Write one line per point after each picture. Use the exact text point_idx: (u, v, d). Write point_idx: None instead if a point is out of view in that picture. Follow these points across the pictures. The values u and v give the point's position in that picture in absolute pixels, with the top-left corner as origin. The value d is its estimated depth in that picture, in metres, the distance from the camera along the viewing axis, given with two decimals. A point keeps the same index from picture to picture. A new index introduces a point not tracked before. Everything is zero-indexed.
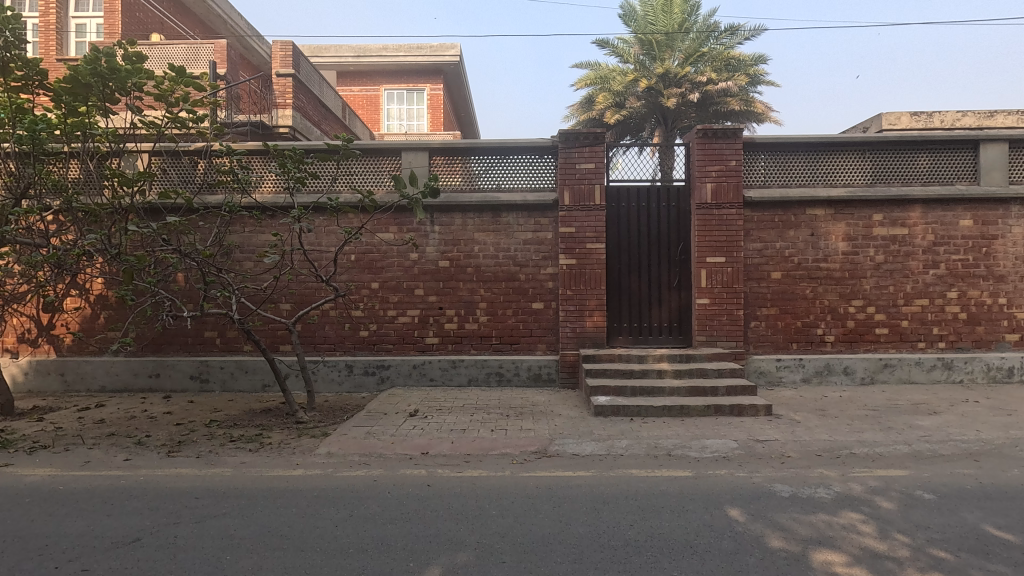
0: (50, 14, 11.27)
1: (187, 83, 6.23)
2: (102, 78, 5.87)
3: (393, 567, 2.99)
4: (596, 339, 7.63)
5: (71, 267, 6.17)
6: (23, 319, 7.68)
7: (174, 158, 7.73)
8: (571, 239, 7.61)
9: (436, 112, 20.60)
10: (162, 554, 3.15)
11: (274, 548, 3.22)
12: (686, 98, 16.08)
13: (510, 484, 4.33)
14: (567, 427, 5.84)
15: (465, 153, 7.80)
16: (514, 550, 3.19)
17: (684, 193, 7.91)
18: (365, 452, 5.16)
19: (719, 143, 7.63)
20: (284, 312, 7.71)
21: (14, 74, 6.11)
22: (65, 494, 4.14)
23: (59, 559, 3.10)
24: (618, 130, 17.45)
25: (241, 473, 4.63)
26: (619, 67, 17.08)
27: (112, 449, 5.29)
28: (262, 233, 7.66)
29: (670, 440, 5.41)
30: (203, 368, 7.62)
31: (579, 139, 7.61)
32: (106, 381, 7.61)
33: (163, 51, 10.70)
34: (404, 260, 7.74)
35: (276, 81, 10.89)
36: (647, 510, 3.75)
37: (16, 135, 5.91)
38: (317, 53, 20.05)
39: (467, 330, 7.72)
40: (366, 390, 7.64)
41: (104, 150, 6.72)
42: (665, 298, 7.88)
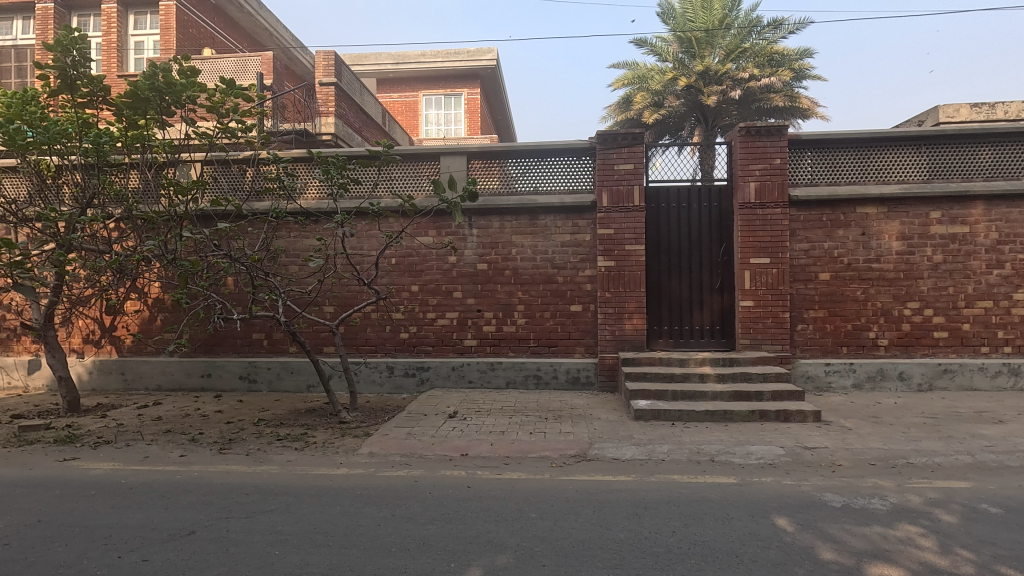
0: (112, 33, 12.02)
1: (236, 94, 6.47)
2: (160, 92, 6.16)
3: (433, 566, 3.03)
4: (636, 342, 7.51)
5: (131, 272, 6.51)
6: (88, 321, 8.14)
7: (225, 166, 8.06)
8: (609, 241, 7.54)
9: (473, 116, 20.88)
10: (216, 547, 3.28)
11: (318, 544, 3.31)
12: (727, 95, 15.71)
13: (548, 487, 4.32)
14: (606, 431, 5.79)
15: (503, 156, 7.83)
16: (554, 554, 3.18)
17: (726, 192, 7.74)
18: (405, 453, 5.24)
19: (763, 141, 7.42)
20: (328, 314, 7.93)
21: (81, 90, 6.49)
22: (125, 488, 4.35)
23: (121, 550, 3.26)
24: (657, 130, 17.24)
25: (288, 471, 4.79)
26: (657, 66, 16.85)
27: (169, 445, 5.55)
28: (306, 238, 7.93)
29: (712, 445, 5.29)
30: (251, 369, 7.90)
31: (618, 140, 7.53)
32: (162, 380, 7.99)
33: (213, 65, 11.20)
34: (442, 263, 7.83)
35: (320, 90, 11.22)
36: (690, 517, 3.68)
37: (83, 148, 6.28)
38: (358, 62, 20.52)
39: (505, 333, 7.75)
40: (405, 391, 7.76)
41: (161, 161, 7.10)
42: (708, 300, 7.72)
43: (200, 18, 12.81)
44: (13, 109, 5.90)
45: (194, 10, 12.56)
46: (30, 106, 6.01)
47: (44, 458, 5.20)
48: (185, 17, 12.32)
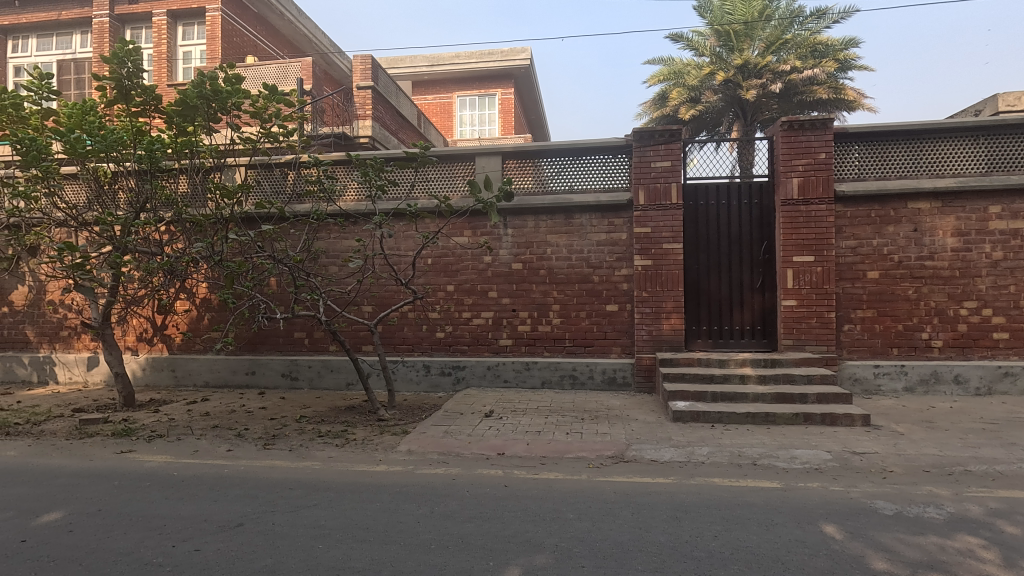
0: (162, 44, 12.57)
1: (279, 100, 6.66)
2: (207, 100, 6.38)
3: (473, 564, 3.05)
4: (674, 343, 7.38)
5: (182, 273, 6.78)
6: (141, 320, 8.52)
7: (267, 170, 8.31)
8: (646, 240, 7.43)
9: (507, 116, 20.93)
10: (263, 539, 3.39)
11: (360, 540, 3.38)
12: (767, 89, 15.29)
13: (585, 488, 4.30)
14: (643, 432, 5.72)
15: (538, 155, 7.82)
16: (594, 555, 3.15)
17: (768, 189, 7.53)
18: (443, 451, 5.30)
19: (807, 135, 7.19)
20: (366, 313, 8.08)
21: (135, 99, 6.78)
22: (177, 481, 4.55)
23: (176, 538, 3.41)
24: (693, 126, 16.93)
25: (330, 467, 4.89)
26: (694, 61, 16.52)
27: (216, 440, 5.76)
28: (346, 239, 8.10)
29: (755, 448, 5.15)
30: (293, 367, 8.12)
31: (654, 137, 7.42)
32: (210, 377, 8.29)
33: (256, 72, 11.55)
34: (478, 263, 7.88)
35: (357, 94, 11.45)
36: (733, 522, 3.60)
37: (136, 155, 6.57)
38: (394, 65, 20.84)
39: (540, 332, 7.74)
40: (442, 390, 7.83)
41: (208, 166, 7.36)
42: (748, 300, 7.53)
43: (244, 27, 13.25)
44: (73, 118, 6.22)
45: (238, 19, 12.99)
46: (89, 115, 6.31)
47: (103, 450, 5.48)
48: (230, 27, 12.75)
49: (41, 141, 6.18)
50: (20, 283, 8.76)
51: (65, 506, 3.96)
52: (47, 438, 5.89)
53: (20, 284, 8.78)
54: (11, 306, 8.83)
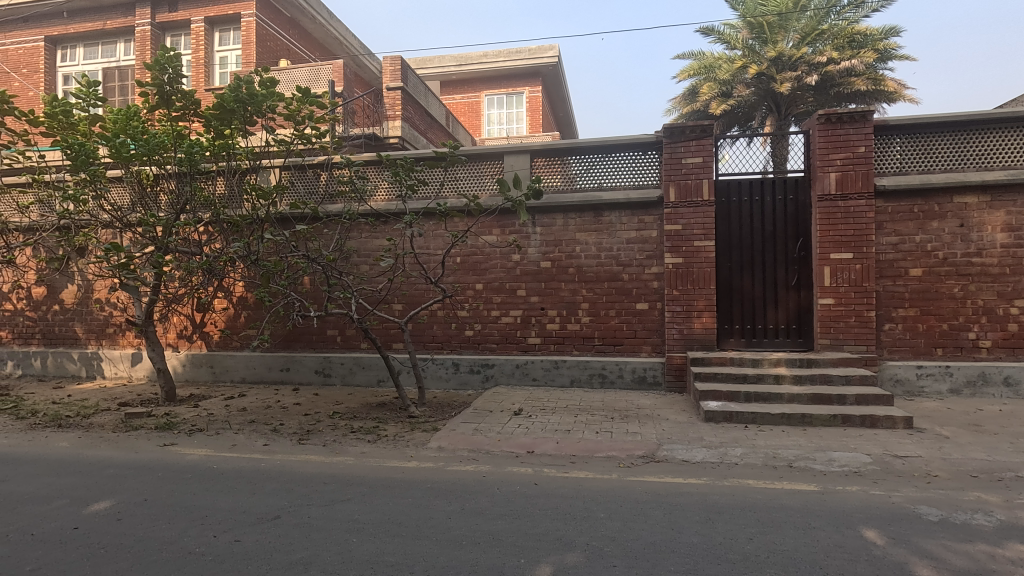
0: (200, 50, 12.97)
1: (312, 102, 6.78)
2: (243, 103, 6.53)
3: (504, 561, 3.06)
4: (706, 342, 7.27)
5: (220, 272, 6.99)
6: (181, 318, 8.81)
7: (300, 171, 8.47)
8: (677, 237, 7.33)
9: (535, 115, 20.89)
10: (299, 532, 3.47)
11: (392, 534, 3.43)
12: (802, 81, 14.86)
13: (616, 487, 4.27)
14: (675, 432, 5.64)
15: (566, 153, 7.78)
16: (625, 555, 3.13)
17: (803, 184, 7.34)
18: (473, 448, 5.34)
19: (846, 128, 6.97)
20: (396, 312, 8.18)
21: (175, 104, 6.98)
22: (217, 473, 4.70)
23: (217, 529, 3.52)
24: (725, 121, 16.60)
25: (362, 463, 4.98)
26: (725, 55, 16.19)
27: (254, 435, 5.92)
28: (376, 238, 8.22)
29: (790, 450, 5.04)
30: (326, 364, 8.29)
31: (685, 132, 7.31)
32: (247, 373, 8.53)
33: (289, 75, 11.79)
34: (506, 262, 7.89)
35: (387, 95, 11.58)
36: (768, 524, 3.52)
37: (177, 158, 6.79)
38: (423, 66, 21.02)
39: (569, 331, 7.72)
40: (471, 388, 7.88)
41: (244, 168, 7.55)
42: (783, 298, 7.35)
43: (278, 32, 13.55)
44: (119, 123, 6.46)
45: (272, 24, 13.29)
46: (133, 120, 6.54)
47: (148, 442, 5.70)
48: (264, 32, 13.05)
49: (89, 145, 6.45)
50: (70, 282, 9.16)
51: (113, 496, 4.13)
52: (96, 430, 6.16)
53: (69, 283, 9.18)
54: (62, 304, 9.25)
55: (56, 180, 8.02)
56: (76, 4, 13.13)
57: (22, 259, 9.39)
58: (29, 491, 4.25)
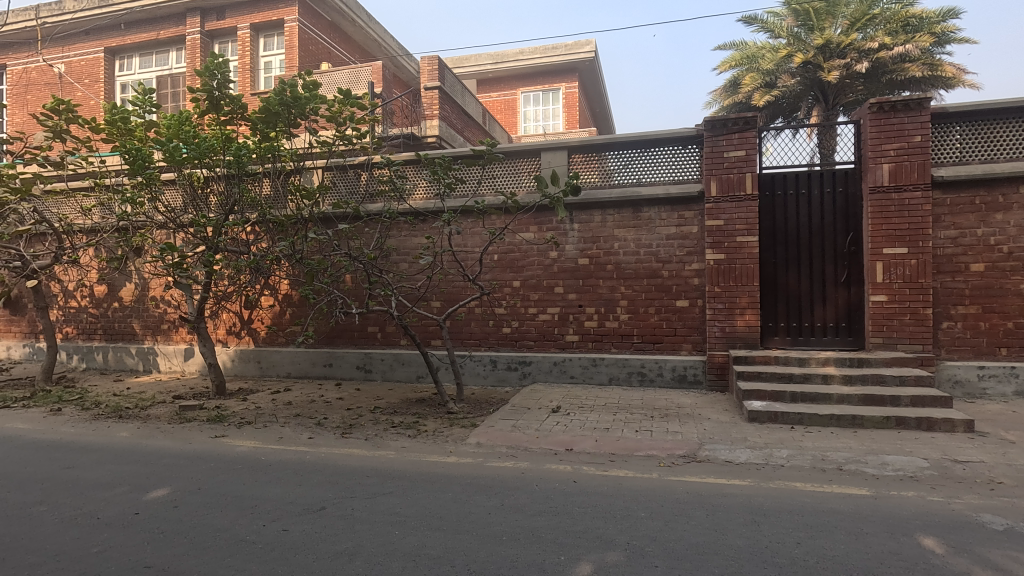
0: (246, 56, 13.43)
1: (352, 104, 6.91)
2: (287, 106, 6.72)
3: (544, 558, 3.06)
4: (749, 340, 7.08)
5: (266, 270, 7.23)
6: (231, 314, 9.16)
7: (342, 171, 8.66)
8: (719, 233, 7.16)
9: (571, 111, 20.75)
10: (344, 523, 3.57)
11: (433, 528, 3.48)
12: (852, 69, 14.26)
13: (657, 487, 4.20)
14: (717, 432, 5.52)
15: (604, 149, 7.70)
16: (667, 555, 3.09)
17: (854, 176, 7.05)
18: (512, 445, 5.36)
19: (900, 117, 6.65)
20: (435, 309, 8.29)
21: (224, 108, 7.23)
22: (265, 465, 4.87)
23: (266, 518, 3.65)
24: (769, 112, 16.23)
25: (403, 457, 5.07)
26: (769, 44, 15.68)
27: (299, 428, 6.11)
28: (415, 237, 8.33)
29: (840, 453, 4.86)
30: (367, 360, 8.47)
31: (728, 125, 7.13)
32: (291, 369, 8.80)
33: (331, 77, 12.07)
34: (544, 259, 7.87)
35: (425, 95, 11.72)
36: (817, 529, 3.41)
37: (226, 160, 7.06)
38: (459, 64, 21.15)
39: (607, 328, 7.65)
40: (509, 385, 7.90)
41: (289, 169, 7.77)
42: (832, 295, 7.08)
43: (319, 35, 13.87)
44: (172, 128, 6.75)
45: (313, 28, 13.62)
46: (185, 125, 6.81)
47: (200, 434, 5.95)
48: (306, 36, 13.40)
49: (145, 150, 6.77)
50: (129, 280, 9.65)
51: (170, 484, 4.34)
52: (153, 421, 6.48)
53: (128, 281, 9.68)
54: (121, 301, 9.75)
55: (116, 184, 8.44)
56: (132, 15, 13.79)
57: (86, 259, 9.94)
58: (94, 478, 4.50)
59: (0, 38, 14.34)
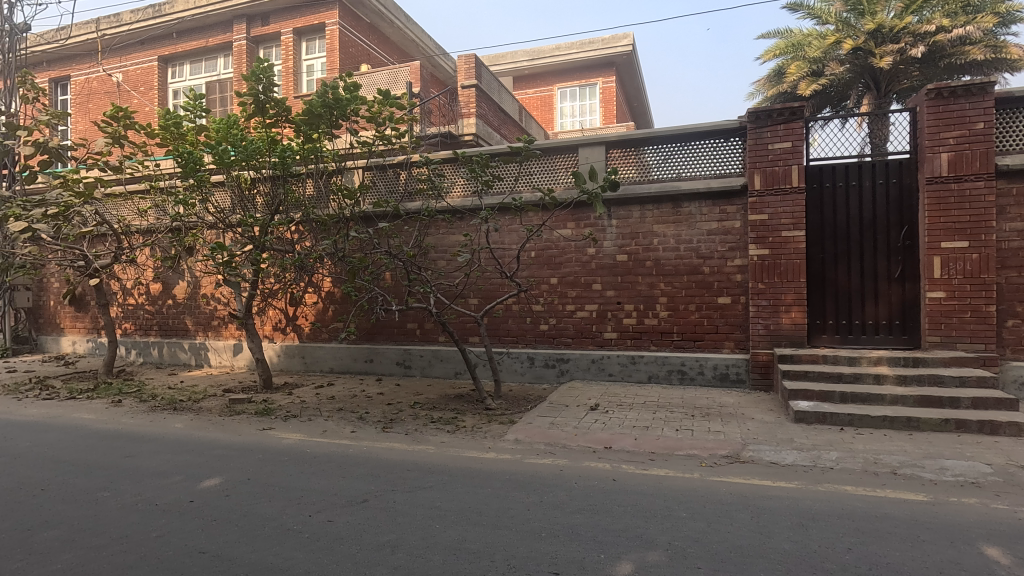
0: (289, 60, 13.81)
1: (391, 104, 7.01)
2: (329, 108, 6.86)
3: (584, 556, 3.05)
4: (795, 338, 6.85)
5: (310, 268, 7.44)
6: (277, 311, 9.47)
7: (381, 171, 8.81)
8: (763, 227, 6.94)
9: (609, 105, 20.51)
10: (386, 515, 3.64)
11: (473, 522, 3.51)
12: (906, 54, 13.55)
13: (699, 487, 4.12)
14: (761, 432, 5.36)
15: (642, 143, 7.57)
16: (710, 557, 3.02)
17: (909, 166, 6.72)
18: (550, 442, 5.36)
19: (960, 103, 6.30)
20: (473, 306, 8.35)
21: (269, 111, 7.44)
22: (310, 457, 5.01)
23: (311, 509, 3.76)
24: (816, 101, 15.67)
25: (443, 452, 5.14)
26: (816, 31, 15.10)
27: (342, 422, 6.28)
28: (453, 234, 8.42)
29: (893, 456, 4.65)
30: (406, 356, 8.61)
31: (772, 116, 6.91)
32: (334, 364, 9.03)
33: (370, 78, 12.30)
34: (582, 256, 7.82)
35: (462, 93, 11.79)
36: (869, 534, 3.27)
37: (271, 162, 7.29)
38: (495, 62, 21.20)
39: (646, 326, 7.54)
40: (546, 382, 7.88)
41: (331, 169, 7.95)
42: (884, 291, 6.78)
43: (358, 37, 14.14)
44: (221, 132, 7.00)
45: (352, 30, 13.87)
46: (232, 129, 7.05)
47: (250, 426, 6.18)
48: (346, 38, 13.68)
49: (196, 154, 7.05)
50: (181, 279, 10.09)
51: (221, 474, 4.52)
52: (205, 414, 6.77)
53: (181, 279, 10.12)
54: (174, 298, 10.20)
55: (170, 186, 8.82)
56: (183, 24, 14.38)
57: (142, 259, 10.44)
58: (152, 467, 4.73)
59: (64, 51, 15.20)
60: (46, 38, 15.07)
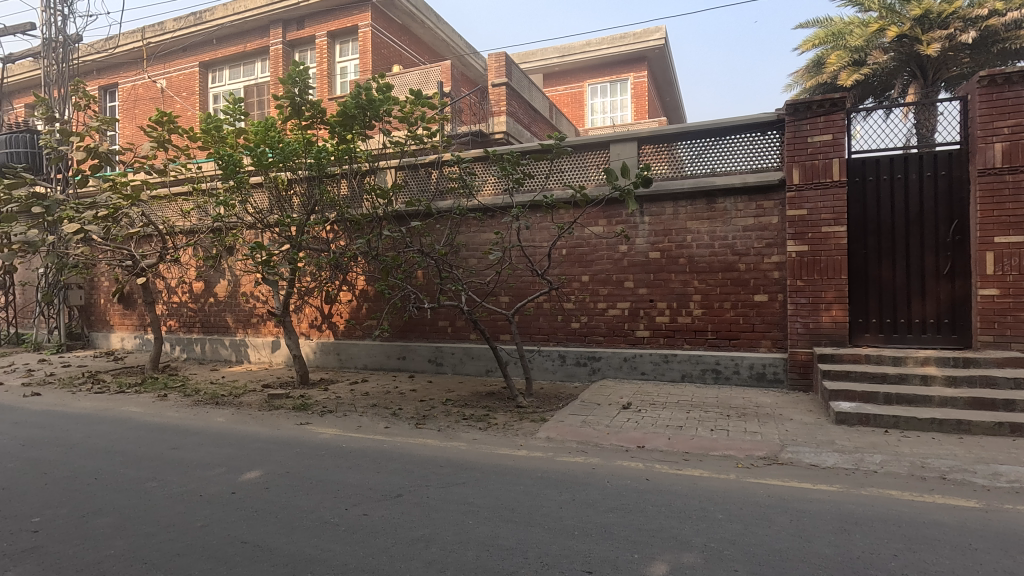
0: (323, 63, 14.09)
1: (423, 104, 7.07)
2: (362, 109, 6.97)
3: (617, 555, 3.03)
4: (835, 337, 6.64)
5: (345, 266, 7.58)
6: (312, 309, 9.69)
7: (413, 171, 8.89)
8: (802, 223, 6.74)
9: (640, 101, 20.25)
10: (419, 510, 3.69)
11: (506, 519, 3.53)
12: (955, 40, 12.94)
13: (735, 488, 4.04)
14: (800, 434, 5.22)
15: (675, 138, 7.44)
16: (748, 560, 2.96)
17: (959, 158, 6.44)
18: (581, 440, 5.34)
19: (1015, 90, 6.01)
20: (503, 304, 8.37)
21: (305, 114, 7.60)
22: (345, 452, 5.11)
23: (347, 502, 3.84)
24: (858, 92, 15.14)
25: (475, 449, 5.18)
26: (858, 18, 14.59)
27: (376, 417, 6.39)
28: (484, 232, 8.46)
29: (943, 461, 4.46)
30: (438, 353, 8.70)
31: (811, 108, 6.70)
32: (367, 360, 9.19)
33: (403, 79, 12.46)
34: (613, 253, 7.75)
35: (492, 91, 11.83)
36: (916, 541, 3.15)
37: (307, 163, 7.46)
38: (525, 60, 21.17)
39: (680, 324, 7.42)
40: (578, 380, 7.84)
41: (364, 169, 8.08)
42: (932, 288, 6.51)
43: (391, 38, 14.32)
44: (259, 135, 7.18)
45: (384, 32, 14.06)
46: (270, 131, 7.22)
47: (287, 421, 6.35)
48: (378, 40, 13.88)
49: (235, 156, 7.26)
50: (222, 278, 10.43)
51: (261, 467, 4.66)
52: (245, 409, 6.98)
53: (222, 278, 10.46)
54: (216, 296, 10.55)
55: (211, 188, 9.12)
56: (223, 31, 14.84)
57: (186, 258, 10.82)
58: (196, 459, 4.91)
59: (113, 60, 15.88)
60: (96, 48, 15.78)
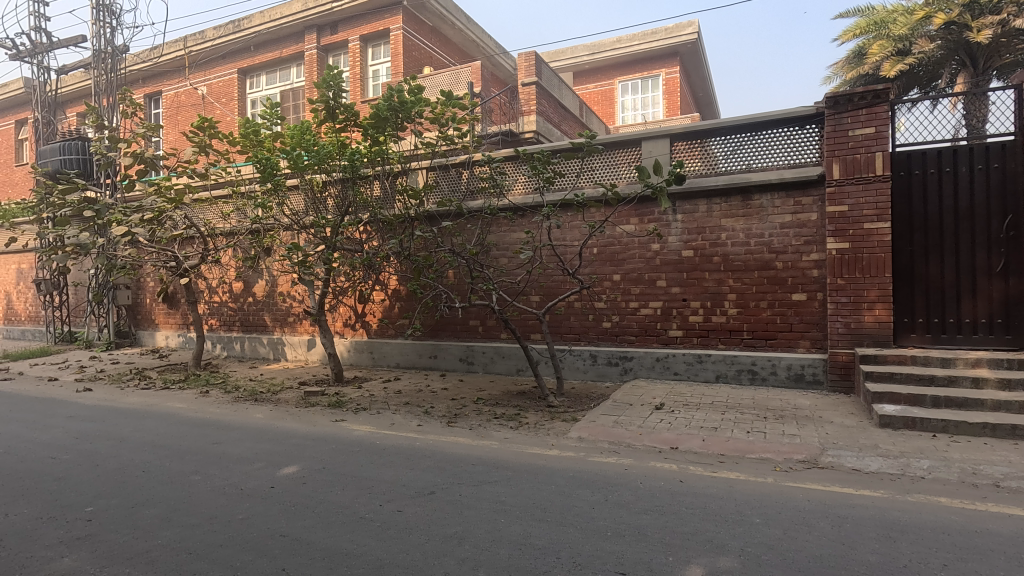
0: (356, 66, 14.34)
1: (454, 104, 7.11)
2: (395, 111, 7.06)
3: (651, 557, 2.99)
4: (878, 337, 6.41)
5: (378, 266, 7.70)
6: (346, 308, 9.87)
7: (444, 171, 8.94)
8: (843, 219, 6.53)
9: (673, 97, 19.93)
10: (451, 508, 3.71)
11: (538, 519, 3.53)
12: (1010, 25, 12.27)
13: (773, 492, 3.94)
14: (842, 437, 5.05)
15: (709, 134, 7.29)
16: (786, 565, 2.88)
17: (1013, 149, 6.15)
18: (613, 440, 5.30)
19: None
20: (534, 303, 8.36)
21: (339, 117, 7.73)
22: (378, 449, 5.20)
23: (382, 499, 3.90)
24: (903, 82, 14.55)
25: (506, 448, 5.19)
26: (902, 6, 14.03)
27: (409, 415, 6.47)
28: (515, 232, 8.48)
29: (996, 467, 4.26)
30: (469, 352, 8.76)
31: (852, 100, 6.48)
32: (400, 359, 9.32)
33: (433, 81, 12.58)
34: (645, 252, 7.66)
35: (522, 90, 11.82)
36: (967, 551, 3.01)
37: (341, 165, 7.61)
38: (555, 58, 21.10)
39: (714, 323, 7.28)
40: (609, 380, 7.78)
41: (396, 170, 8.18)
42: (983, 287, 6.24)
43: (422, 40, 14.46)
44: (295, 138, 7.33)
45: (415, 34, 14.23)
46: (305, 134, 7.33)
47: (323, 418, 6.49)
48: (410, 42, 14.04)
49: (273, 159, 7.46)
50: (260, 278, 10.73)
51: (299, 462, 4.78)
52: (283, 405, 7.16)
53: (260, 278, 10.76)
54: (254, 296, 10.86)
55: (249, 191, 9.38)
56: (260, 37, 15.26)
57: (226, 259, 11.17)
58: (236, 453, 5.06)
59: (158, 68, 16.52)
60: (142, 57, 16.43)
